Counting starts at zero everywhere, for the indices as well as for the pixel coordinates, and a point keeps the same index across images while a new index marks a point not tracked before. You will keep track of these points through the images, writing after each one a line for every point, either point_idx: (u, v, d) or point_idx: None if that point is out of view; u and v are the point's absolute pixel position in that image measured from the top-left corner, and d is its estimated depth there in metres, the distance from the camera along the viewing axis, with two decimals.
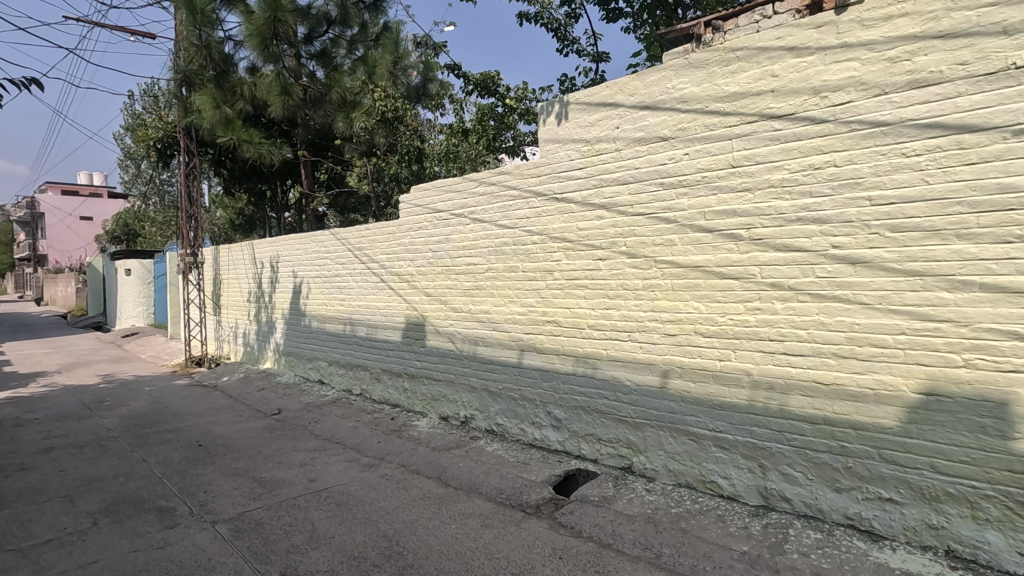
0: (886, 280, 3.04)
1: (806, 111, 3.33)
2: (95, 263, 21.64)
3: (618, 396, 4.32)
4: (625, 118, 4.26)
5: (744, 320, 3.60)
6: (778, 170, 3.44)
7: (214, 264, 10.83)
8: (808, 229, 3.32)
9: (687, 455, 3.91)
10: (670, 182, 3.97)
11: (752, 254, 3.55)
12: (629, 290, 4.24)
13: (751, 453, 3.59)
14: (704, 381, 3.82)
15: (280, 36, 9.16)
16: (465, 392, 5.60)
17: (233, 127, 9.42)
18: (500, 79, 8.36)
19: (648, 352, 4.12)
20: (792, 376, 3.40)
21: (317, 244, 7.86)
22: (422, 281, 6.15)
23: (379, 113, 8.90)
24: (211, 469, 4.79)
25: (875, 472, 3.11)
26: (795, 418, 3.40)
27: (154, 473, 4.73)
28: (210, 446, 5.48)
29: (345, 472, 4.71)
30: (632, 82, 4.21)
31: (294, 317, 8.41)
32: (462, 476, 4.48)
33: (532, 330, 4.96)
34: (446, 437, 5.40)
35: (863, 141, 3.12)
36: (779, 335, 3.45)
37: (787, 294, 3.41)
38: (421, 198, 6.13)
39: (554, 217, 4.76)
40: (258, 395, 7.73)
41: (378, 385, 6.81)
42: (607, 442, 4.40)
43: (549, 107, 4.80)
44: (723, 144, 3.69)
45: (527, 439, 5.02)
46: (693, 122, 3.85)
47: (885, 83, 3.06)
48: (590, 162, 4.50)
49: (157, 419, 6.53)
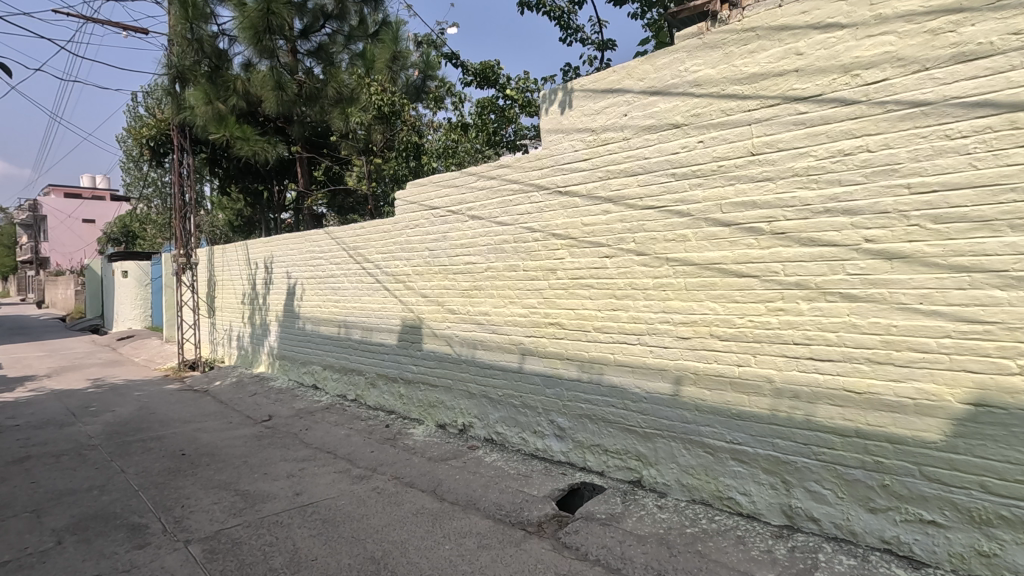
0: (928, 277, 2.73)
1: (835, 91, 3.02)
2: (94, 266, 21.44)
3: (626, 404, 4.01)
4: (633, 105, 3.96)
5: (766, 321, 3.29)
6: (803, 158, 3.14)
7: (209, 266, 10.59)
8: (837, 222, 3.01)
9: (702, 469, 3.60)
10: (682, 172, 3.66)
11: (775, 250, 3.25)
12: (638, 291, 3.93)
13: (773, 467, 3.28)
14: (720, 389, 3.51)
15: (274, 29, 8.96)
16: (464, 398, 5.29)
17: (226, 123, 9.14)
18: (500, 69, 8.06)
19: (659, 356, 3.82)
20: (820, 383, 3.09)
21: (312, 243, 7.57)
22: (419, 281, 5.84)
23: (376, 108, 8.50)
24: (192, 481, 4.49)
25: (916, 492, 2.79)
26: (823, 430, 3.08)
27: (131, 485, 4.44)
28: (194, 455, 5.18)
29: (334, 484, 4.40)
30: (642, 66, 3.91)
31: (289, 319, 8.13)
32: (459, 490, 4.17)
33: (533, 334, 4.65)
34: (442, 446, 5.10)
35: (900, 124, 2.81)
36: (805, 339, 3.14)
37: (813, 294, 3.10)
38: (417, 194, 5.83)
39: (557, 213, 4.46)
40: (250, 400, 7.44)
41: (373, 390, 6.52)
42: (614, 453, 4.09)
43: (552, 96, 4.51)
44: (742, 130, 3.39)
45: (529, 449, 4.71)
46: (708, 107, 3.55)
47: (926, 57, 2.75)
48: (595, 153, 4.20)
49: (142, 426, 6.24)
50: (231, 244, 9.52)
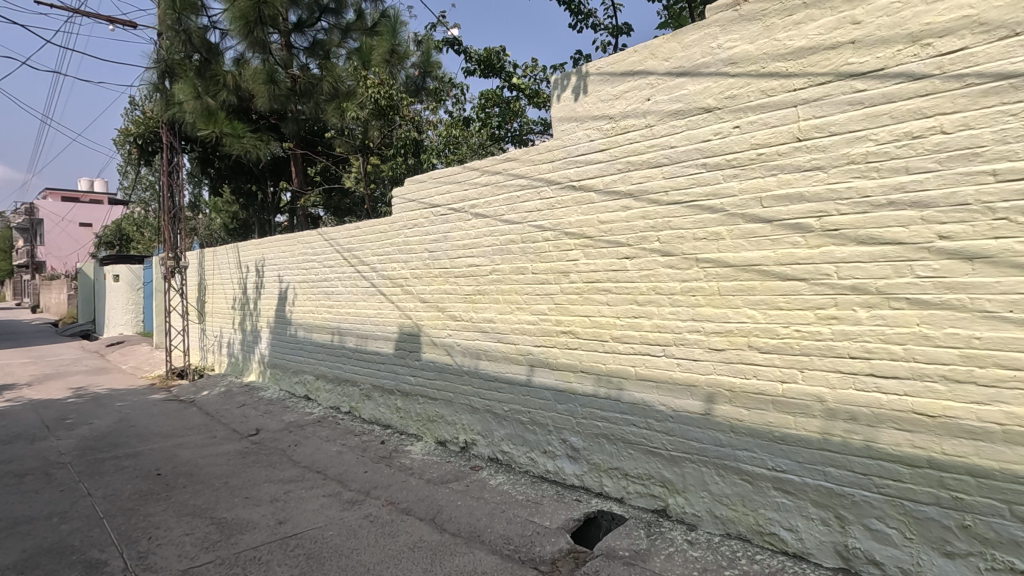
0: (1020, 280, 2.30)
1: (901, 64, 2.60)
2: (87, 270, 20.96)
3: (649, 423, 3.57)
4: (657, 88, 3.55)
5: (816, 332, 2.86)
6: (861, 143, 2.71)
7: (198, 270, 10.15)
8: (903, 215, 2.58)
9: (739, 499, 3.16)
10: (715, 162, 3.24)
11: (826, 250, 2.81)
12: (663, 296, 3.49)
13: (825, 501, 2.84)
14: (760, 409, 3.07)
15: (265, 20, 8.57)
16: (466, 413, 4.85)
17: (215, 119, 8.70)
18: (506, 56, 7.66)
19: (688, 370, 3.37)
20: (882, 405, 2.65)
21: (305, 245, 7.16)
22: (417, 285, 5.42)
23: (373, 101, 8.18)
24: (164, 507, 4.03)
25: (1006, 536, 2.35)
26: (887, 458, 2.64)
27: (96, 512, 3.98)
28: (170, 476, 4.73)
29: (322, 511, 3.94)
30: (667, 44, 3.50)
31: (280, 325, 7.68)
32: (461, 519, 3.72)
33: (543, 343, 4.22)
34: (442, 467, 4.66)
35: (983, 100, 2.39)
36: (864, 352, 2.70)
37: (873, 300, 2.68)
38: (417, 191, 5.42)
39: (570, 209, 4.04)
40: (237, 412, 6.98)
41: (368, 402, 6.07)
42: (636, 478, 3.64)
43: (565, 81, 4.11)
44: (785, 113, 2.97)
45: (538, 471, 4.26)
46: (745, 88, 3.13)
47: (1015, 20, 2.33)
48: (613, 143, 3.78)
49: (118, 441, 5.79)
50: (222, 246, 9.10)
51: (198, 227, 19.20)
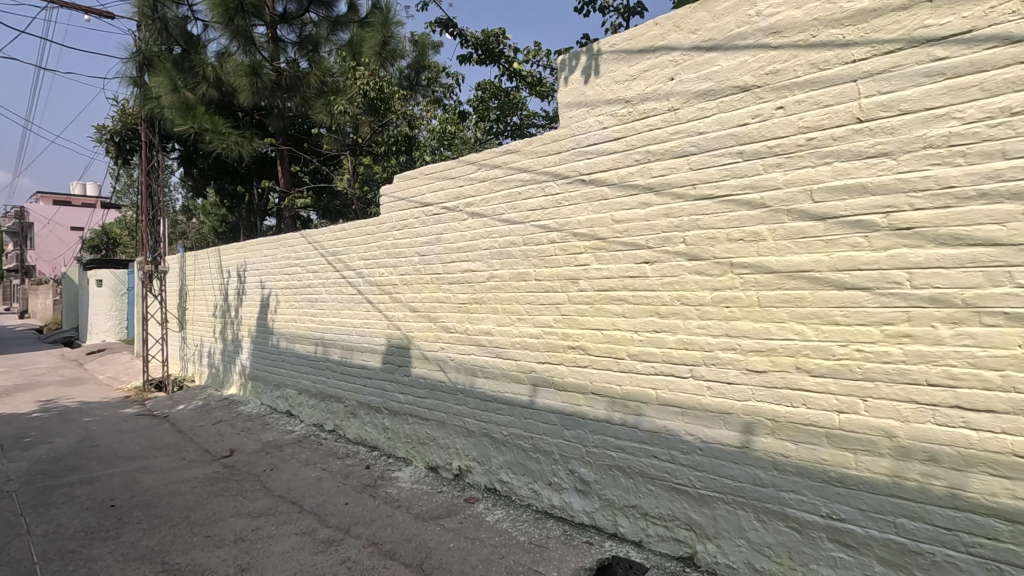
0: None
1: (993, 24, 2.12)
2: (72, 275, 20.32)
3: (673, 456, 3.05)
4: (682, 65, 3.06)
5: (883, 352, 2.35)
6: (941, 122, 2.22)
7: (179, 274, 9.61)
8: (1000, 210, 2.09)
9: (785, 551, 2.65)
10: (754, 149, 2.75)
11: (896, 252, 2.31)
12: (690, 306, 2.99)
13: (896, 559, 2.33)
14: (812, 444, 2.55)
15: (246, 8, 8.21)
16: (460, 436, 4.33)
17: (193, 113, 8.20)
18: (504, 39, 7.18)
19: (721, 395, 2.86)
20: (972, 444, 2.14)
21: (288, 249, 6.63)
22: (407, 292, 4.90)
23: (363, 93, 7.63)
24: (110, 550, 3.49)
25: None
26: (979, 511, 2.13)
27: (30, 556, 3.43)
28: (126, 508, 4.18)
29: (292, 555, 3.40)
30: (694, 14, 3.01)
31: (262, 334, 7.14)
32: (453, 567, 3.19)
33: (547, 360, 3.71)
34: (433, 498, 4.13)
35: None
36: (948, 379, 2.20)
37: (959, 315, 2.17)
38: (407, 188, 4.91)
39: (579, 207, 3.54)
40: (211, 430, 6.44)
41: (354, 420, 5.54)
42: (656, 519, 3.13)
43: (572, 61, 3.64)
44: (843, 89, 2.47)
45: (542, 505, 3.74)
46: (792, 61, 2.64)
47: None
48: (629, 130, 3.28)
49: (75, 464, 5.24)
50: (203, 250, 8.58)
51: (187, 229, 18.64)
